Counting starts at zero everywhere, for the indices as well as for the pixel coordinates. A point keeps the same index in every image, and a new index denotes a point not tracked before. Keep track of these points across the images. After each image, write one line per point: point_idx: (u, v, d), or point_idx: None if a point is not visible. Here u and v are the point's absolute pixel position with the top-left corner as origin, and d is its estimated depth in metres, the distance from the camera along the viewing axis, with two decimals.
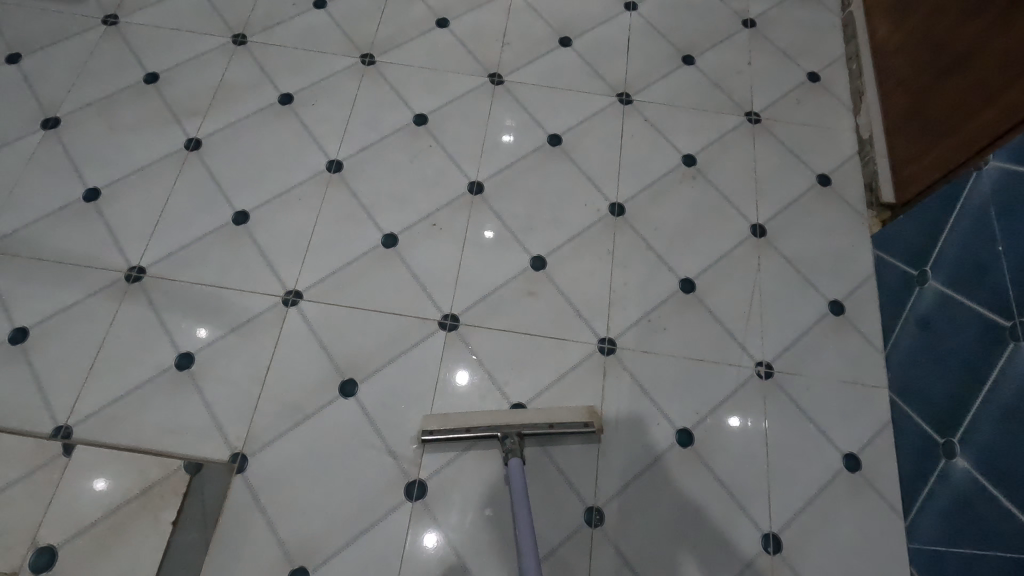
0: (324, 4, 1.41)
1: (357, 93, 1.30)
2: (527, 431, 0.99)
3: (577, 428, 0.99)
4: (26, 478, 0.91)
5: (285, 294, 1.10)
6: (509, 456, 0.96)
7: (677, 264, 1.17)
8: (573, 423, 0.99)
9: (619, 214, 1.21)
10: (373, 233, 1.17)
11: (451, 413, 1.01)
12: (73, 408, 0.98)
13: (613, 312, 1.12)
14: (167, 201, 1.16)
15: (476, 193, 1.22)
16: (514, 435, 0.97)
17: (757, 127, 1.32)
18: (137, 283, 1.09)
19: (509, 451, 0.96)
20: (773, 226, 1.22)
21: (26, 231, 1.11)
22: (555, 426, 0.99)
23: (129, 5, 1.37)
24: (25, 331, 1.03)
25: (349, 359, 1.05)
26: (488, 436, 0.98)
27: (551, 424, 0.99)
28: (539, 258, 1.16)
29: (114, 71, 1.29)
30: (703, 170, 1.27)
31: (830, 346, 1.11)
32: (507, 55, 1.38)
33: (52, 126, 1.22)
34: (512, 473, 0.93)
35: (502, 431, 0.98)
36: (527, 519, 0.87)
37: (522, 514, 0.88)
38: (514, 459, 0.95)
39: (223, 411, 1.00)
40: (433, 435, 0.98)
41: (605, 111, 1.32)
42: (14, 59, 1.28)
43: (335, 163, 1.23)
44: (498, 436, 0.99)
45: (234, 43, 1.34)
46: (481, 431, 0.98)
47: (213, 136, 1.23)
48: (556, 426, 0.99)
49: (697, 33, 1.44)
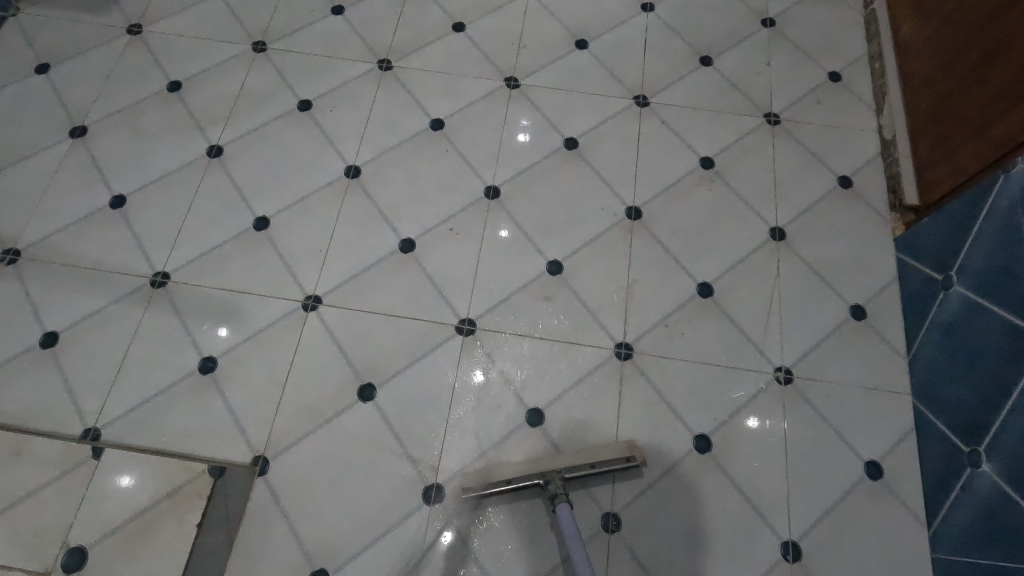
0: (341, 10, 1.42)
1: (375, 99, 1.31)
2: (569, 472, 0.96)
3: (620, 464, 0.97)
4: (58, 479, 0.93)
5: (305, 299, 1.11)
6: (557, 500, 0.93)
7: (694, 268, 1.16)
8: (615, 460, 0.97)
9: (636, 218, 1.21)
10: (391, 238, 1.18)
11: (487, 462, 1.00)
12: (101, 410, 1.01)
13: (630, 316, 1.12)
14: (190, 208, 1.19)
15: (493, 197, 1.22)
16: (557, 479, 0.95)
17: (776, 128, 1.31)
18: (162, 288, 1.11)
19: (555, 497, 0.93)
20: (793, 229, 1.20)
21: (55, 237, 1.15)
22: (598, 466, 0.97)
23: (152, 14, 1.40)
24: (55, 335, 1.06)
25: (368, 363, 1.07)
26: (529, 486, 0.96)
27: (593, 464, 0.97)
28: (556, 262, 1.16)
29: (138, 79, 1.31)
30: (721, 173, 1.26)
31: (851, 351, 1.10)
32: (523, 59, 1.38)
33: (80, 135, 1.25)
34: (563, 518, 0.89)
35: (545, 477, 0.96)
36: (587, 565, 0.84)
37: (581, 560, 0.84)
38: (562, 504, 0.91)
39: (245, 414, 1.02)
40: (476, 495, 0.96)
41: (621, 113, 1.32)
42: (43, 69, 1.32)
43: (353, 169, 1.24)
44: (541, 482, 0.96)
45: (254, 50, 1.36)
46: (523, 482, 0.96)
47: (234, 143, 1.25)
48: (598, 465, 0.97)
49: (715, 33, 1.42)
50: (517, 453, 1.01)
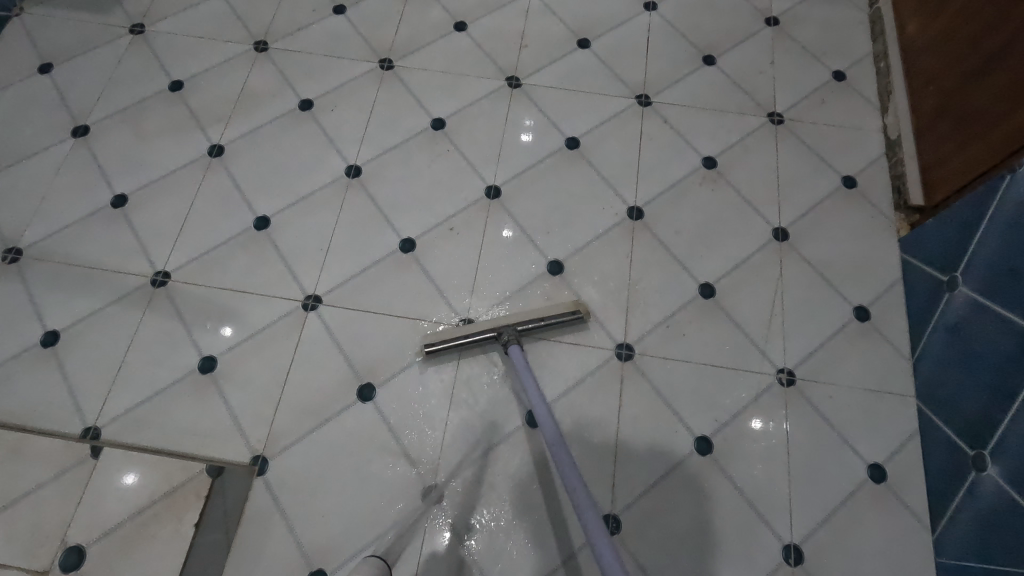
0: (344, 9, 1.42)
1: (376, 98, 1.31)
2: (520, 326, 1.05)
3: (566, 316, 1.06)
4: (56, 480, 0.93)
5: (304, 298, 1.11)
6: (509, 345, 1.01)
7: (696, 269, 1.16)
8: (562, 313, 1.06)
9: (638, 218, 1.20)
10: (391, 237, 1.17)
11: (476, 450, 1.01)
12: (101, 410, 1.01)
13: (632, 317, 1.11)
14: (191, 206, 1.19)
15: (493, 196, 1.22)
16: (509, 329, 1.03)
17: (780, 128, 1.30)
18: (162, 287, 1.11)
19: (508, 342, 1.01)
20: (796, 229, 1.19)
21: (57, 237, 1.15)
22: (547, 319, 1.06)
23: (155, 14, 1.40)
24: (56, 334, 1.06)
25: (368, 363, 1.06)
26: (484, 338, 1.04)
27: (543, 316, 1.05)
28: (556, 261, 1.16)
29: (141, 79, 1.32)
30: (723, 173, 1.25)
31: (855, 353, 1.09)
32: (525, 58, 1.37)
33: (82, 134, 1.25)
34: (514, 357, 0.99)
35: (497, 330, 1.04)
36: (537, 394, 0.92)
37: (532, 390, 0.92)
38: (513, 347, 1.00)
39: (245, 414, 1.02)
40: (434, 347, 1.03)
41: (623, 113, 1.31)
42: (46, 70, 1.32)
43: (354, 167, 1.24)
44: (495, 335, 1.04)
45: (256, 49, 1.36)
46: (478, 335, 1.04)
47: (236, 142, 1.26)
48: (548, 317, 1.06)
49: (718, 32, 1.41)
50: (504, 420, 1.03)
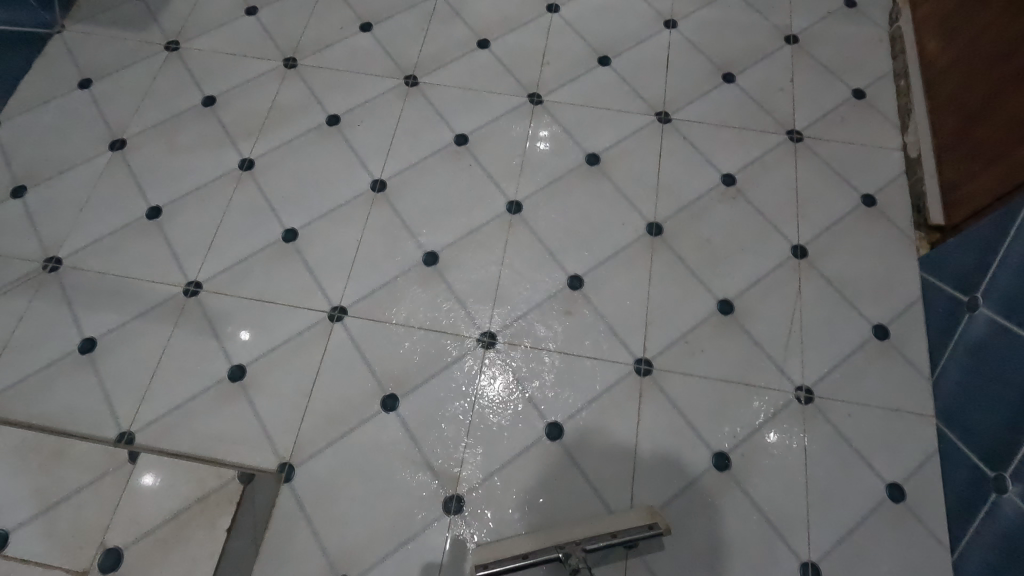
0: (370, 27, 1.46)
1: (401, 114, 1.34)
2: (589, 544, 0.91)
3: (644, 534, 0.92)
4: (94, 483, 0.89)
5: (331, 310, 1.14)
6: None
7: (715, 285, 1.17)
8: (637, 528, 0.92)
9: (657, 234, 1.22)
10: (414, 251, 1.20)
11: (495, 468, 1.02)
12: (135, 415, 1.05)
13: (650, 332, 1.13)
14: (222, 219, 1.23)
15: (515, 212, 1.24)
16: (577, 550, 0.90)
17: (799, 145, 1.31)
18: (194, 296, 1.15)
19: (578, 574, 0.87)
20: (815, 247, 1.20)
21: (95, 246, 1.19)
22: (619, 536, 0.92)
23: (189, 31, 1.45)
24: (93, 341, 1.11)
25: (392, 374, 1.09)
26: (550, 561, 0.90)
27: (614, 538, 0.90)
28: (576, 276, 1.18)
29: (175, 95, 1.36)
30: (743, 190, 1.26)
31: (873, 372, 1.09)
32: (546, 75, 1.40)
33: (119, 147, 1.30)
34: None
35: (563, 549, 0.91)
36: None
37: None
38: None
39: (272, 422, 1.05)
40: (490, 570, 0.89)
41: (643, 130, 1.33)
42: (86, 85, 1.37)
43: (379, 183, 1.27)
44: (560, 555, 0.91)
45: (285, 66, 1.40)
46: (540, 558, 0.90)
47: (266, 157, 1.29)
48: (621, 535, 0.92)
49: (738, 50, 1.43)
50: (524, 442, 1.04)
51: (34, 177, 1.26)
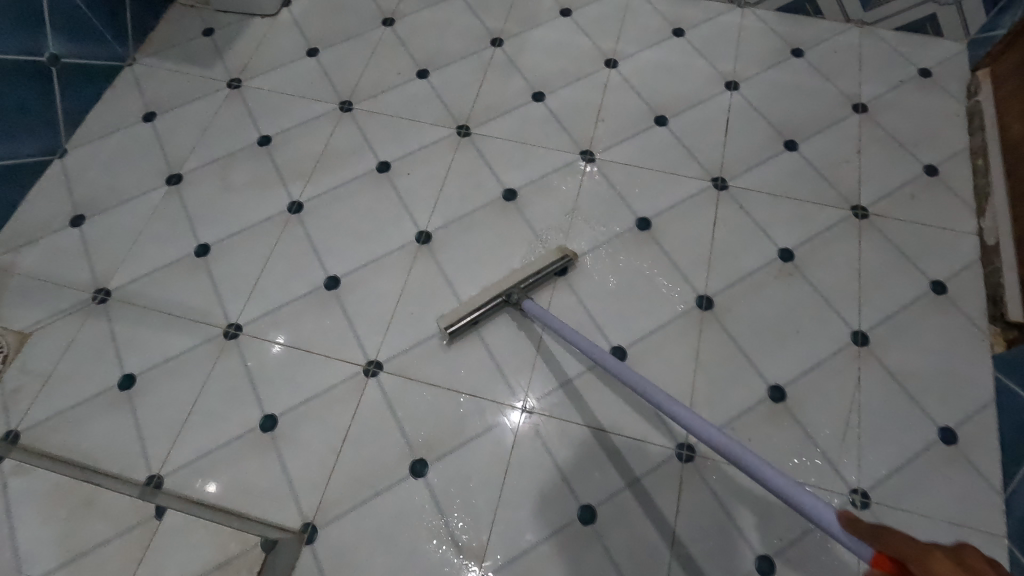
0: (426, 73, 1.47)
1: (451, 164, 1.33)
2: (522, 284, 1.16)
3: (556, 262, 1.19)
4: (120, 536, 0.89)
5: (366, 363, 1.13)
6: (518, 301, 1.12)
7: (767, 369, 1.11)
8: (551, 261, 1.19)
9: (707, 308, 1.16)
10: (455, 307, 1.18)
11: (521, 548, 0.97)
12: (165, 459, 1.04)
13: (695, 415, 1.07)
14: (268, 261, 1.23)
15: (560, 274, 1.21)
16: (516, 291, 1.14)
17: (864, 223, 1.24)
18: (234, 339, 1.15)
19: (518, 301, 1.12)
20: (878, 335, 1.13)
21: (143, 280, 1.21)
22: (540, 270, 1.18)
23: (251, 70, 1.48)
24: (132, 377, 1.11)
25: (423, 437, 1.06)
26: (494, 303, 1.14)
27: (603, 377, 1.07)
28: (620, 347, 1.13)
29: (234, 132, 1.39)
30: (801, 267, 1.20)
31: (938, 481, 1.01)
32: (600, 132, 1.37)
33: (175, 182, 1.33)
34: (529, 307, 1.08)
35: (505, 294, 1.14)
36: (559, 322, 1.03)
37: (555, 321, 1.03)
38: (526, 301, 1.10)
39: (300, 478, 1.03)
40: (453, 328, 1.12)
41: (698, 195, 1.28)
42: (149, 118, 1.41)
43: (424, 234, 1.26)
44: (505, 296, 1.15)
45: (341, 109, 1.42)
46: (487, 304, 1.14)
47: (314, 201, 1.30)
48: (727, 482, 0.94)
49: (801, 117, 1.38)
50: (553, 523, 0.99)
51: (92, 207, 1.30)
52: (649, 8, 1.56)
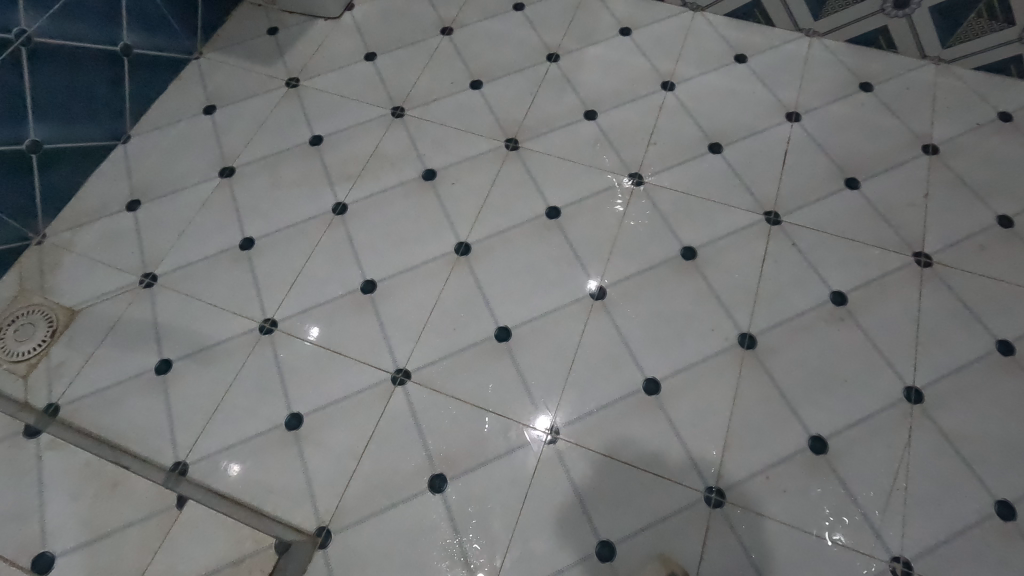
0: (480, 84, 1.46)
1: (496, 177, 1.33)
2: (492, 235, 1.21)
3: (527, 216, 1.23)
4: (141, 521, 0.92)
5: (395, 371, 1.12)
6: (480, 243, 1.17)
7: (809, 418, 1.05)
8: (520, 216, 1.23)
9: (749, 346, 1.11)
10: (488, 322, 1.16)
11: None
12: (192, 447, 1.05)
13: (727, 459, 1.02)
14: (308, 259, 1.24)
15: (598, 297, 1.18)
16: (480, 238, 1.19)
17: (926, 272, 1.17)
18: (268, 334, 1.16)
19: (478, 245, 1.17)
20: (933, 393, 1.05)
21: (188, 269, 1.24)
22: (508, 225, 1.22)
23: (310, 70, 1.51)
24: (169, 363, 1.14)
25: (444, 452, 1.04)
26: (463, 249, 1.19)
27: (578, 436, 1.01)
28: (653, 380, 1.09)
29: (288, 130, 1.42)
30: (854, 312, 1.14)
31: (992, 559, 0.92)
32: (650, 155, 1.34)
33: (228, 175, 1.36)
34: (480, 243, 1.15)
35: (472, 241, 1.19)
36: None
37: None
38: None
39: (319, 480, 1.03)
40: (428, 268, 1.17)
41: (748, 228, 1.24)
42: (210, 111, 1.46)
43: (464, 245, 1.25)
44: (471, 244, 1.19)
45: (393, 114, 1.43)
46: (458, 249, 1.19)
47: (359, 203, 1.31)
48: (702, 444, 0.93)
49: (865, 154, 1.31)
50: (569, 556, 0.96)
51: (148, 193, 1.34)
52: (712, 32, 1.53)
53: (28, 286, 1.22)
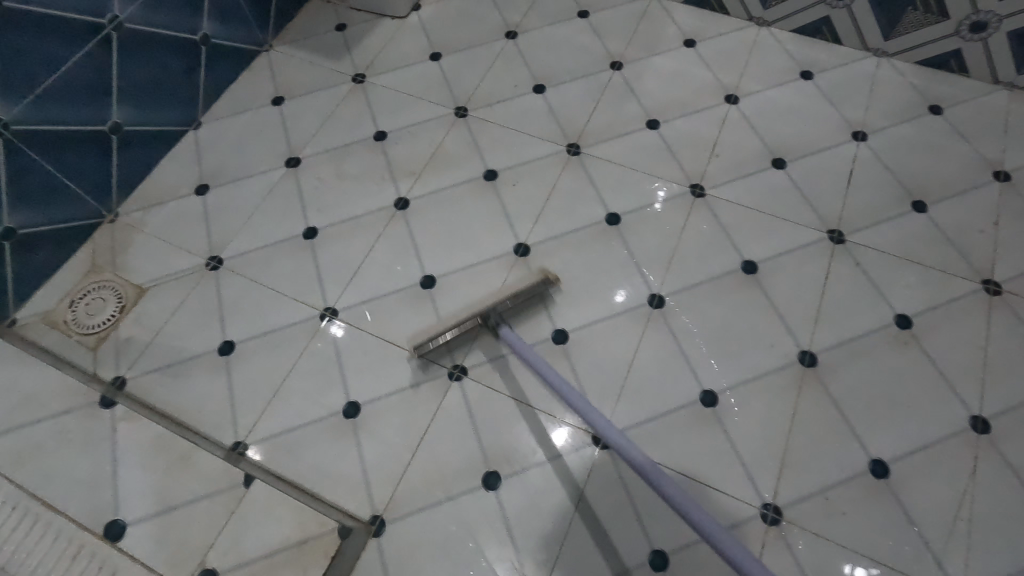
0: (543, 89, 1.48)
1: (557, 182, 1.33)
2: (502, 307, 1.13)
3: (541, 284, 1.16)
4: (208, 498, 0.96)
5: (452, 367, 1.13)
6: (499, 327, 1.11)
7: (870, 441, 1.03)
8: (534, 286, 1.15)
9: (810, 365, 1.10)
10: (546, 324, 1.17)
11: None
12: (252, 429, 1.07)
13: (785, 477, 1.01)
14: (370, 252, 1.26)
15: (656, 306, 1.18)
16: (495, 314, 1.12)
17: (996, 300, 1.14)
18: (329, 323, 1.19)
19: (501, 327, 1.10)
20: (1001, 424, 1.03)
21: (253, 254, 1.27)
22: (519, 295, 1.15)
23: (376, 67, 1.54)
24: (232, 345, 1.16)
25: (498, 451, 1.05)
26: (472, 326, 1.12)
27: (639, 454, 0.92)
28: (711, 392, 1.09)
29: (353, 125, 1.44)
30: (919, 337, 1.12)
31: None
32: (713, 168, 1.34)
33: (293, 165, 1.39)
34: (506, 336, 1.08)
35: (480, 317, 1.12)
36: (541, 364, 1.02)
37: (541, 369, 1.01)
38: (504, 329, 1.10)
39: (374, 469, 1.04)
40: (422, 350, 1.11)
41: (811, 246, 1.23)
42: (277, 102, 1.49)
43: (523, 247, 1.26)
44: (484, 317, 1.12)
45: (456, 114, 1.45)
46: (465, 323, 1.11)
47: (420, 199, 1.33)
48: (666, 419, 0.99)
49: (934, 178, 1.29)
50: (621, 562, 0.95)
51: (216, 179, 1.38)
52: (777, 48, 1.52)
53: (101, 262, 1.26)
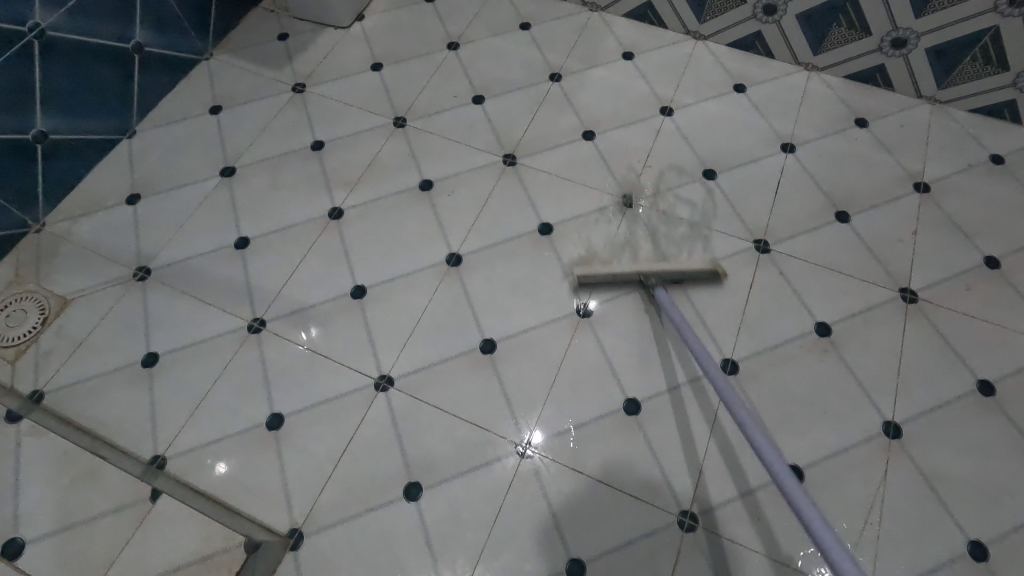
0: (482, 100, 1.49)
1: (492, 191, 1.34)
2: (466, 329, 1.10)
3: None
4: (114, 513, 0.94)
5: (378, 377, 1.13)
6: None
7: (786, 448, 1.05)
8: None
9: (731, 372, 1.12)
10: (475, 334, 1.17)
11: None
12: (171, 442, 1.06)
13: (702, 484, 1.02)
14: (301, 262, 1.26)
15: (584, 315, 1.19)
16: None
17: (911, 307, 1.18)
18: (256, 333, 1.18)
19: None
20: (911, 429, 1.06)
21: (182, 264, 1.26)
22: None
23: (317, 77, 1.54)
24: (155, 356, 1.15)
25: (421, 461, 1.05)
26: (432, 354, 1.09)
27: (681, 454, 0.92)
28: (634, 401, 1.10)
29: (291, 134, 1.44)
30: (837, 344, 1.14)
31: None
32: (645, 178, 1.36)
33: (228, 174, 1.38)
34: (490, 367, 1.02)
35: None
36: None
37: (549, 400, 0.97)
38: None
39: (295, 481, 1.03)
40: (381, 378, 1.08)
41: (737, 255, 1.25)
42: (216, 111, 1.48)
43: (455, 257, 1.26)
44: None
45: (394, 124, 1.45)
46: None
47: (355, 209, 1.33)
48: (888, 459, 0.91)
49: (858, 188, 1.33)
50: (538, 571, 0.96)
51: (149, 188, 1.36)
52: (713, 61, 1.56)
53: (24, 272, 1.24)
